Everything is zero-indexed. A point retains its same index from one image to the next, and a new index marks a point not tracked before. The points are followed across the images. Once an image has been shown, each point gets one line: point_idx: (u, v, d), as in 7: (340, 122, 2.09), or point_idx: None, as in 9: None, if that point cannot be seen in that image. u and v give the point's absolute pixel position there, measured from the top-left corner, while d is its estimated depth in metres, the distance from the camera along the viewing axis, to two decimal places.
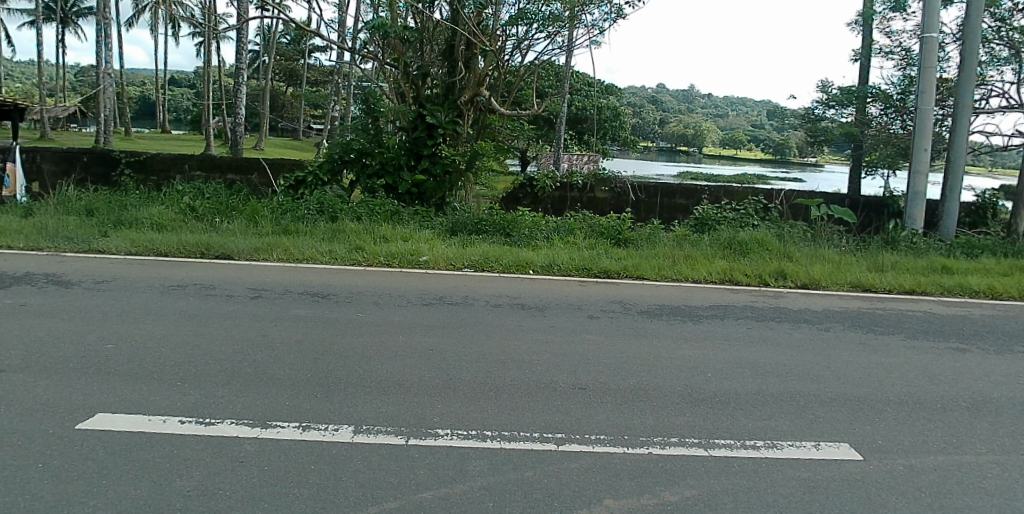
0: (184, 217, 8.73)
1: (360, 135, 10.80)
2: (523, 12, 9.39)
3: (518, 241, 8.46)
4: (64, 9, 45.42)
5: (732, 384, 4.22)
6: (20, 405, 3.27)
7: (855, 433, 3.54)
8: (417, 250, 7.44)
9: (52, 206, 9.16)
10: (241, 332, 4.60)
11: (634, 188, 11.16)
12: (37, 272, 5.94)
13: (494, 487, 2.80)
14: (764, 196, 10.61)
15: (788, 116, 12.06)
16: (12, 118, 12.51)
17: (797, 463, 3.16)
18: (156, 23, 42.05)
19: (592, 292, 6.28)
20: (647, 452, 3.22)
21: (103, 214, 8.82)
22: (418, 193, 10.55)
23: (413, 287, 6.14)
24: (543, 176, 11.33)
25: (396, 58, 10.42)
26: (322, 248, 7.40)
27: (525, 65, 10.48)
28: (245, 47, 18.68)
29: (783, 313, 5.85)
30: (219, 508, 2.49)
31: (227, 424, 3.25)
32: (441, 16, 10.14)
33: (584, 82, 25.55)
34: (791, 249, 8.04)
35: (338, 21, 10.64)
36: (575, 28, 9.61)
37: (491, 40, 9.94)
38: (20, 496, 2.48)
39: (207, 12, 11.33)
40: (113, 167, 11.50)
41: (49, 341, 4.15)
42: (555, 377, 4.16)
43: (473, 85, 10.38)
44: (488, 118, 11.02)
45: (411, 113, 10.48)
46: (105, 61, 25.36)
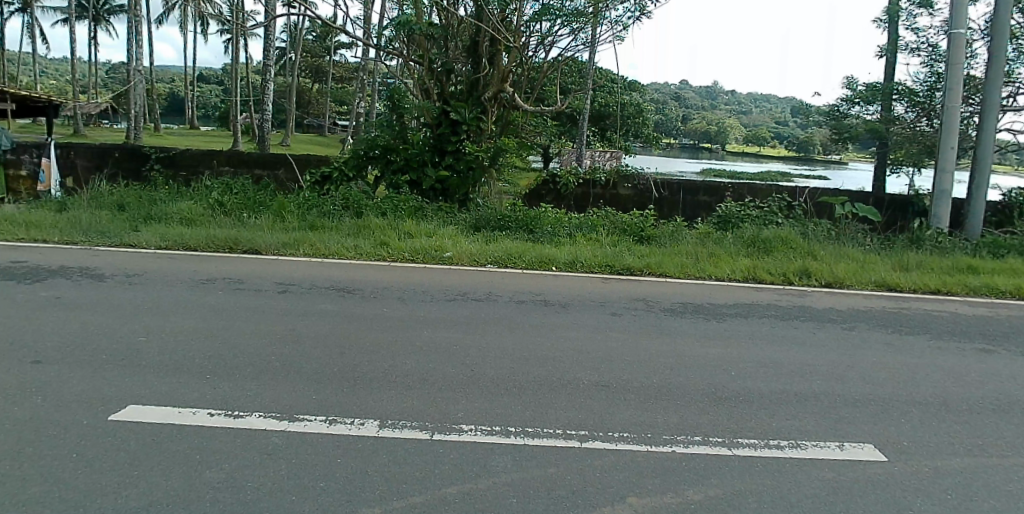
0: (213, 213, 8.84)
1: (385, 131, 10.84)
2: (546, 8, 9.32)
3: (541, 237, 8.44)
4: (97, 7, 46.06)
5: (756, 383, 4.18)
6: (57, 396, 3.34)
7: (880, 434, 3.49)
8: (440, 246, 7.46)
9: (85, 200, 9.32)
10: (268, 326, 4.64)
11: (657, 185, 11.08)
12: (71, 265, 6.06)
13: (518, 483, 2.82)
14: (789, 193, 10.45)
15: (812, 113, 11.90)
16: (46, 114, 12.72)
17: (821, 463, 3.12)
18: (185, 21, 42.71)
19: (616, 290, 6.25)
20: (671, 451, 3.20)
21: (134, 208, 8.95)
22: (442, 190, 10.58)
23: (437, 283, 6.15)
24: (566, 172, 11.26)
25: (421, 55, 10.41)
26: (348, 243, 7.44)
27: (549, 62, 10.46)
28: (273, 43, 18.79)
29: (807, 312, 5.79)
30: (249, 500, 2.54)
31: (256, 417, 3.29)
32: (465, 13, 10.13)
33: (607, 79, 25.41)
34: (816, 248, 7.93)
35: (363, 17, 10.67)
36: (598, 25, 9.57)
37: (514, 36, 9.91)
38: (55, 488, 2.53)
39: (235, 10, 11.39)
40: (143, 162, 11.65)
41: (83, 333, 4.23)
42: (579, 374, 4.14)
43: (497, 81, 10.39)
44: (512, 115, 11.05)
45: (435, 109, 10.50)
46: (136, 59, 25.65)
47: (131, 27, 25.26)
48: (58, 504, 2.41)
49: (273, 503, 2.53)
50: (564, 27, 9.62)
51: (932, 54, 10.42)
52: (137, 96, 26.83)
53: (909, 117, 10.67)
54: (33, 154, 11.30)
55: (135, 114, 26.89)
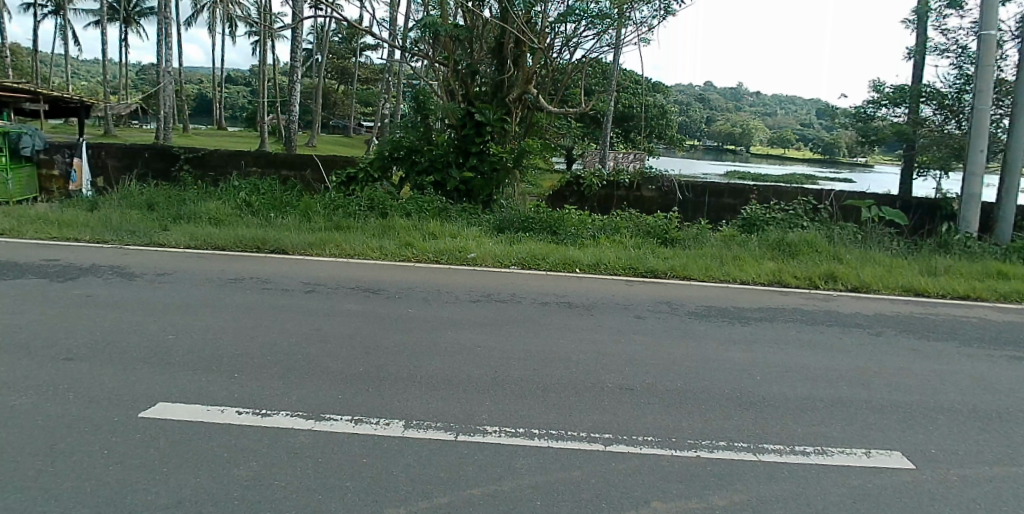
0: (240, 212, 8.94)
1: (410, 132, 10.93)
2: (571, 9, 9.34)
3: (565, 239, 8.42)
4: (128, 8, 46.70)
5: (782, 388, 4.12)
6: (89, 392, 3.38)
7: (908, 442, 3.42)
8: (465, 247, 7.46)
9: (116, 200, 9.45)
10: (295, 325, 4.67)
11: (681, 187, 10.99)
12: (102, 263, 6.15)
13: (541, 486, 2.80)
14: (814, 197, 10.33)
15: (838, 115, 11.71)
16: (79, 114, 12.94)
17: (848, 470, 3.07)
18: (213, 23, 43.32)
19: (640, 292, 6.21)
20: (695, 456, 3.16)
21: (163, 208, 9.05)
22: (466, 191, 10.58)
23: (461, 284, 6.15)
24: (590, 174, 11.24)
25: (446, 56, 10.46)
26: (373, 243, 7.48)
27: (573, 63, 10.47)
28: (300, 44, 18.94)
29: (834, 317, 5.70)
30: (273, 499, 2.55)
31: (283, 416, 3.30)
32: (490, 14, 10.11)
33: (632, 80, 25.33)
34: (841, 251, 7.83)
35: (388, 19, 10.72)
36: (623, 26, 9.51)
37: (539, 37, 9.90)
38: (86, 485, 2.57)
39: (263, 12, 11.50)
40: (172, 162, 11.77)
41: (114, 331, 4.29)
42: (604, 376, 4.11)
43: (521, 82, 10.38)
44: (536, 116, 11.05)
45: (460, 111, 10.55)
46: (165, 60, 25.93)
47: (161, 29, 25.64)
48: (88, 502, 2.44)
49: (297, 502, 2.53)
50: (589, 29, 9.60)
51: (962, 56, 10.24)
52: (166, 97, 27.26)
53: (937, 120, 10.49)
54: (65, 154, 11.55)
55: (164, 115, 27.31)
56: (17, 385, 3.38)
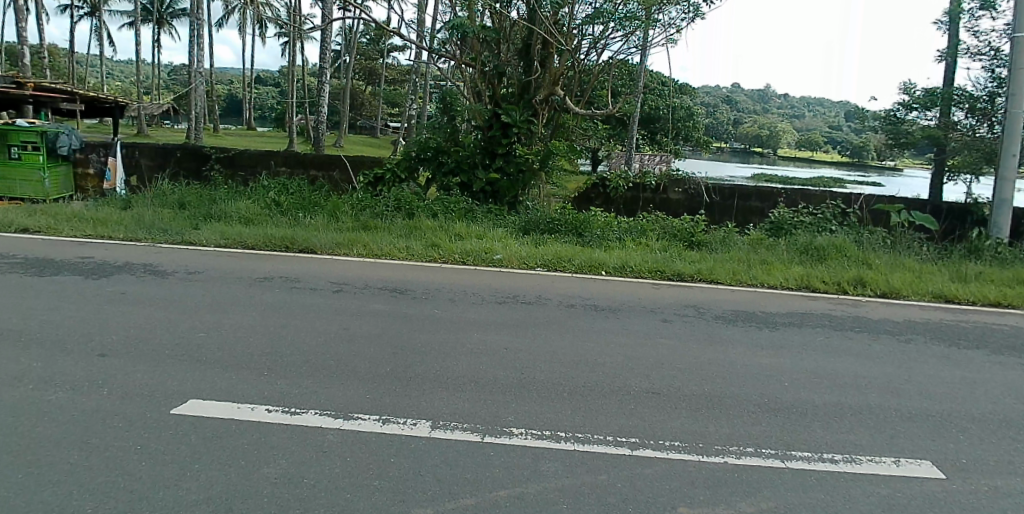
0: (269, 212, 9.02)
1: (437, 133, 10.97)
2: (599, 11, 9.31)
3: (591, 241, 8.38)
4: (160, 10, 47.42)
5: (810, 395, 4.05)
6: (123, 388, 3.43)
7: (939, 451, 3.34)
8: (490, 248, 7.46)
9: (149, 199, 9.59)
10: (322, 325, 4.68)
11: (708, 190, 10.88)
12: (135, 261, 6.23)
13: (567, 489, 2.77)
14: (843, 200, 10.15)
15: (867, 117, 11.35)
16: (113, 114, 13.22)
17: (879, 479, 3.00)
18: (244, 25, 44.00)
19: (666, 296, 6.15)
20: (723, 462, 3.12)
21: (195, 207, 9.15)
22: (492, 192, 10.56)
23: (486, 285, 6.14)
24: (616, 176, 11.19)
25: (473, 57, 10.47)
26: (400, 244, 7.50)
27: (600, 65, 10.42)
28: (330, 46, 19.09)
29: (863, 323, 5.60)
30: (301, 497, 2.56)
31: (312, 414, 3.32)
32: (518, 16, 10.08)
33: (659, 81, 25.13)
34: (871, 256, 7.70)
35: (417, 20, 10.76)
36: (651, 28, 9.44)
37: (567, 39, 9.89)
38: (118, 480, 2.59)
39: (293, 14, 11.61)
40: (203, 162, 11.90)
41: (147, 328, 4.34)
42: (631, 380, 4.07)
43: (548, 84, 10.37)
44: (562, 117, 11.04)
45: (487, 112, 10.52)
46: (196, 60, 26.29)
47: (193, 31, 26.03)
48: (119, 498, 2.46)
49: (323, 501, 2.53)
50: (617, 31, 9.55)
51: (995, 59, 10.03)
52: (197, 98, 27.66)
53: (969, 124, 10.26)
54: (100, 154, 11.76)
55: (195, 115, 27.73)
56: (55, 380, 3.44)
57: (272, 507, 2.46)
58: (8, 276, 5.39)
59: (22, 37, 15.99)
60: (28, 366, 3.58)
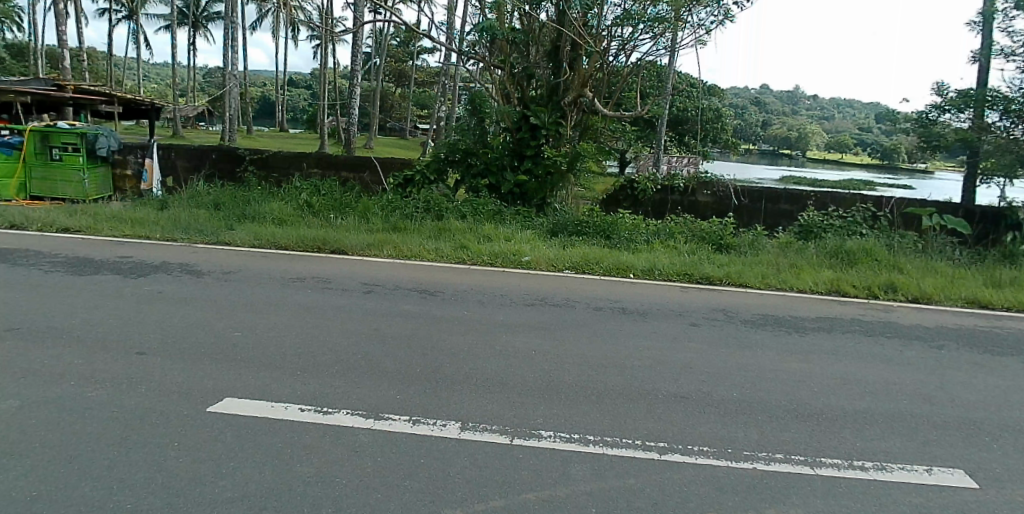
0: (301, 213, 9.12)
1: (467, 135, 10.99)
2: (628, 13, 9.28)
3: (619, 244, 8.35)
4: (197, 14, 48.29)
5: (840, 401, 4.00)
6: (160, 386, 3.50)
7: (972, 460, 3.28)
8: (519, 250, 7.47)
9: (184, 199, 9.75)
10: (352, 325, 4.73)
11: (737, 192, 10.73)
12: (172, 261, 6.35)
13: (596, 493, 2.77)
14: (873, 203, 9.97)
15: (898, 119, 11.18)
16: (149, 117, 13.61)
17: (911, 488, 2.95)
18: (276, 28, 44.75)
19: (695, 299, 6.11)
20: (752, 468, 3.09)
21: (230, 208, 9.28)
22: (520, 194, 10.56)
23: (514, 287, 6.15)
24: (645, 179, 11.11)
25: (502, 59, 10.50)
26: (430, 245, 7.55)
27: (629, 66, 10.38)
28: (360, 48, 19.25)
29: (894, 328, 5.51)
30: (333, 496, 2.59)
31: (343, 414, 3.35)
32: (546, 17, 10.07)
33: (687, 83, 24.99)
34: (902, 260, 7.58)
35: (446, 23, 10.82)
36: (680, 29, 9.38)
37: (596, 40, 9.89)
38: (156, 476, 2.65)
39: (324, 17, 11.74)
40: (238, 164, 12.01)
41: (184, 327, 4.42)
42: (660, 384, 4.06)
43: (577, 85, 10.36)
44: (591, 119, 11.01)
45: (516, 114, 10.51)
46: (229, 63, 26.72)
47: (227, 34, 26.47)
48: (157, 493, 2.51)
49: (354, 500, 2.56)
50: (646, 32, 9.52)
51: None
52: (230, 100, 28.14)
53: (1003, 125, 10.04)
54: (138, 155, 11.97)
55: (228, 118, 28.23)
56: (95, 378, 3.52)
57: (305, 506, 2.50)
58: (50, 275, 5.53)
59: (63, 41, 16.41)
60: (70, 364, 3.67)
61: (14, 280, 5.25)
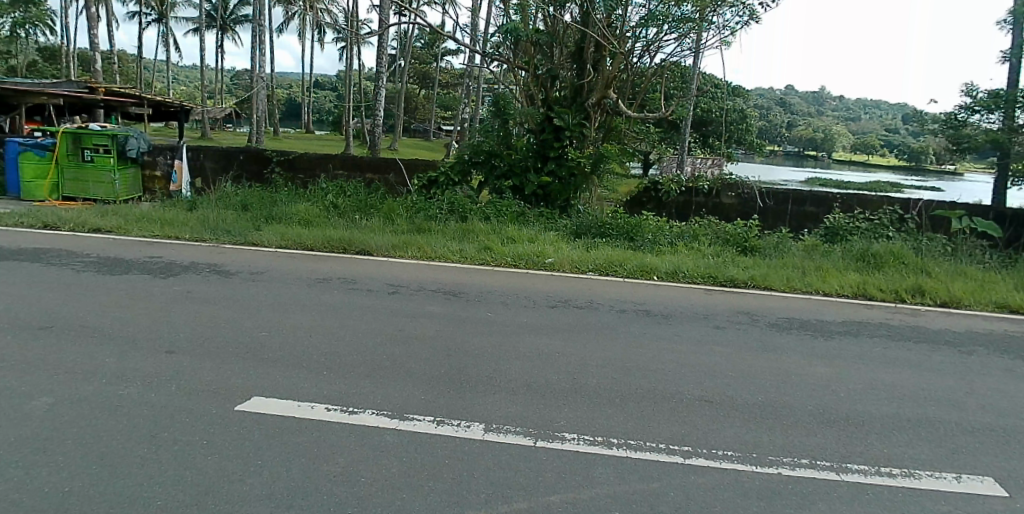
0: (327, 214, 9.21)
1: (490, 137, 11.01)
2: (653, 14, 9.24)
3: (643, 246, 8.31)
4: (224, 16, 48.91)
5: (867, 406, 3.94)
6: (190, 385, 3.54)
7: (1004, 468, 3.20)
8: (542, 252, 7.47)
9: (213, 200, 9.87)
10: (378, 326, 4.76)
11: (762, 194, 10.62)
12: (201, 261, 6.43)
13: (620, 496, 2.75)
14: (900, 205, 9.82)
15: (926, 121, 11.01)
16: (178, 118, 13.90)
17: (940, 495, 2.90)
18: (302, 31, 45.31)
19: (719, 302, 6.07)
20: (778, 473, 3.05)
21: (257, 209, 9.41)
22: (544, 196, 10.55)
23: (538, 289, 6.15)
24: (669, 180, 11.04)
25: (526, 61, 10.54)
26: (453, 247, 7.57)
27: (653, 67, 10.35)
28: (385, 51, 19.36)
29: (922, 333, 5.42)
30: (358, 495, 2.60)
31: (369, 414, 3.37)
32: (571, 19, 10.07)
33: (713, 85, 24.82)
34: (931, 264, 7.46)
35: (471, 24, 10.84)
36: (704, 30, 9.31)
37: (620, 41, 9.87)
38: (185, 473, 2.68)
39: (350, 19, 11.84)
40: (265, 165, 12.05)
41: (213, 326, 4.48)
42: (684, 387, 4.03)
43: (601, 87, 10.34)
44: (614, 121, 10.99)
45: (539, 115, 10.53)
46: (256, 65, 27.01)
47: (255, 37, 26.81)
48: (184, 490, 2.55)
49: (378, 500, 2.57)
50: (670, 33, 9.47)
51: None
52: (258, 102, 28.52)
53: None
54: (167, 157, 12.13)
55: (256, 120, 28.67)
56: (126, 376, 3.58)
57: (329, 505, 2.51)
58: (83, 274, 5.63)
59: (95, 44, 16.74)
60: (102, 362, 3.74)
61: (47, 279, 5.37)
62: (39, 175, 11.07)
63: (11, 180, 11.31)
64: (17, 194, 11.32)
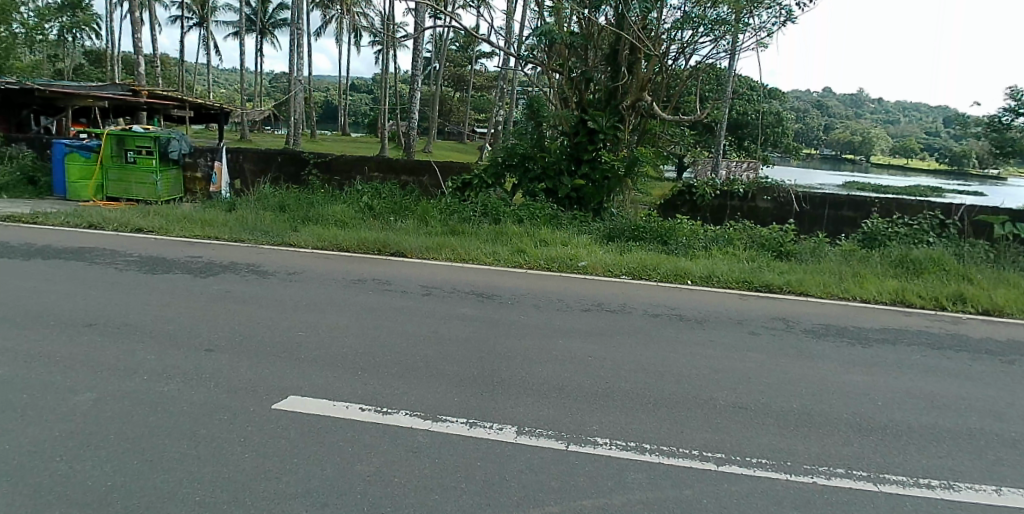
0: (363, 216, 9.30)
1: (524, 139, 10.90)
2: (688, 16, 9.17)
3: (677, 250, 8.24)
4: (265, 21, 49.76)
5: (905, 416, 3.85)
6: (228, 382, 3.61)
7: None
8: (575, 255, 7.45)
9: (251, 201, 10.03)
10: (412, 327, 4.81)
11: (799, 198, 10.44)
12: (239, 261, 6.56)
13: (653, 502, 2.73)
14: (940, 211, 9.60)
15: (969, 124, 10.77)
16: (219, 121, 14.30)
17: (981, 509, 2.82)
18: (337, 34, 45.96)
19: (755, 307, 5.99)
20: (813, 482, 3.00)
21: (294, 210, 9.55)
22: (577, 198, 10.52)
23: (571, 292, 6.14)
24: (703, 183, 10.91)
25: (561, 63, 10.59)
26: (487, 249, 7.59)
27: (689, 69, 10.25)
28: (420, 54, 19.45)
29: (962, 341, 5.28)
30: (391, 496, 2.62)
31: (402, 415, 3.40)
32: (605, 21, 10.01)
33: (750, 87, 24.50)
34: (973, 270, 7.27)
35: (505, 27, 10.81)
36: (740, 32, 9.16)
37: (654, 44, 9.79)
38: (222, 469, 2.73)
39: (386, 23, 11.96)
40: (302, 166, 12.19)
41: (251, 325, 4.56)
42: (717, 393, 3.99)
43: (636, 89, 10.24)
44: (649, 123, 10.86)
45: (574, 118, 10.55)
46: (294, 68, 27.43)
47: (293, 41, 27.26)
48: (221, 487, 2.59)
49: (410, 501, 2.59)
50: (705, 35, 9.38)
51: None
52: (297, 105, 28.99)
53: None
54: (207, 158, 12.33)
55: (294, 123, 29.13)
56: (169, 373, 3.67)
57: (362, 505, 2.53)
58: (126, 272, 5.79)
59: (138, 47, 17.16)
60: (143, 359, 3.83)
61: (92, 277, 5.53)
62: (84, 176, 11.43)
63: (57, 180, 11.71)
64: (63, 194, 11.71)
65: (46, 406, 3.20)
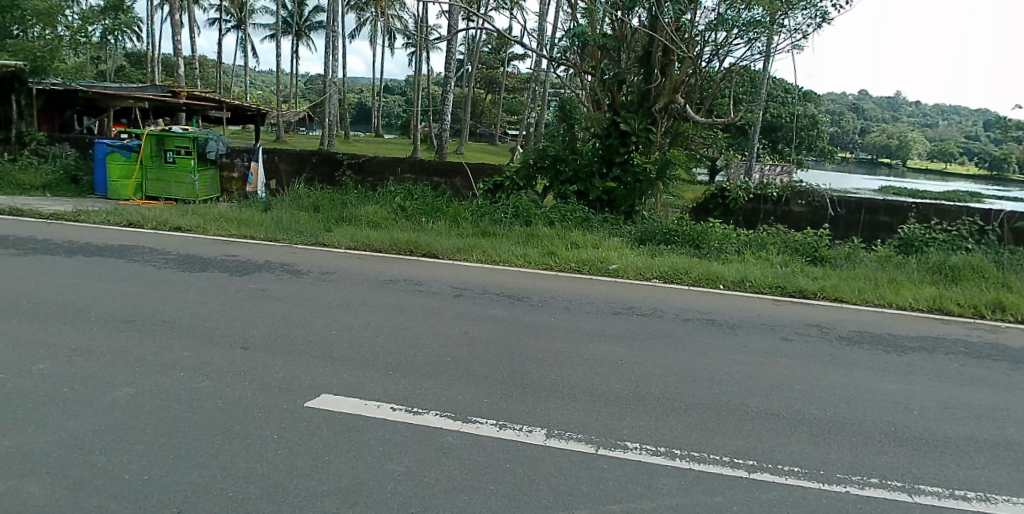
0: (396, 217, 9.36)
1: (555, 141, 11.11)
2: (722, 18, 9.09)
3: (710, 254, 8.17)
4: (300, 22, 50.38)
5: (942, 426, 3.76)
6: (263, 380, 3.67)
7: None
8: (606, 258, 7.43)
9: (286, 201, 10.17)
10: (441, 328, 4.83)
11: (834, 203, 10.32)
12: (273, 260, 6.66)
13: (683, 508, 2.71)
14: (980, 216, 9.37)
15: (1011, 127, 10.47)
16: (256, 121, 14.48)
17: None
18: (367, 36, 46.38)
19: (788, 313, 5.90)
20: (847, 492, 2.95)
21: (327, 210, 9.68)
22: (609, 201, 10.45)
23: (601, 295, 6.12)
24: (736, 187, 10.81)
25: (593, 65, 10.51)
26: (517, 251, 7.61)
27: (722, 72, 10.17)
28: (452, 56, 19.51)
29: (1003, 351, 5.13)
30: (421, 496, 2.63)
31: (432, 415, 3.42)
32: (638, 23, 9.97)
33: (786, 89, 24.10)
34: (1013, 278, 7.09)
35: (538, 29, 10.85)
36: (775, 33, 9.05)
37: (688, 45, 9.75)
38: (255, 465, 2.77)
39: (420, 26, 12.08)
40: (336, 167, 12.31)
41: (285, 324, 4.63)
42: (749, 399, 3.95)
43: (668, 92, 10.22)
44: (681, 126, 10.85)
45: (605, 120, 10.53)
46: (328, 70, 27.77)
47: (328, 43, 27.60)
48: (254, 482, 2.63)
49: (439, 501, 2.60)
50: (740, 37, 9.30)
51: None
52: (329, 107, 29.32)
53: None
54: (244, 158, 12.53)
55: (328, 124, 29.46)
56: (206, 369, 3.74)
57: (391, 504, 2.55)
58: (164, 270, 5.93)
59: (178, 49, 17.51)
60: (180, 355, 3.92)
61: (131, 274, 5.67)
62: (123, 176, 11.77)
63: (98, 180, 12.09)
64: (104, 192, 12.06)
65: (89, 399, 3.28)
